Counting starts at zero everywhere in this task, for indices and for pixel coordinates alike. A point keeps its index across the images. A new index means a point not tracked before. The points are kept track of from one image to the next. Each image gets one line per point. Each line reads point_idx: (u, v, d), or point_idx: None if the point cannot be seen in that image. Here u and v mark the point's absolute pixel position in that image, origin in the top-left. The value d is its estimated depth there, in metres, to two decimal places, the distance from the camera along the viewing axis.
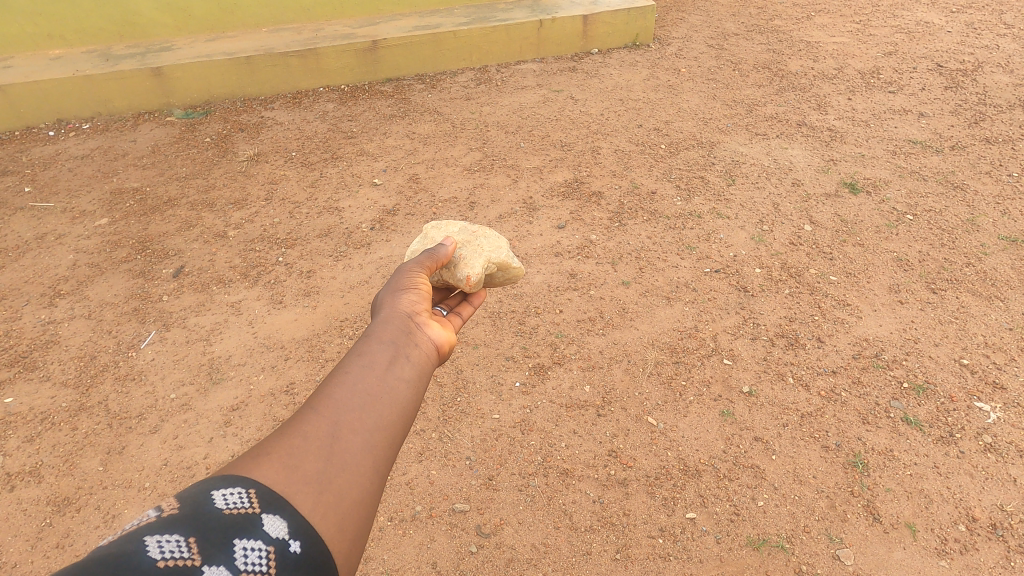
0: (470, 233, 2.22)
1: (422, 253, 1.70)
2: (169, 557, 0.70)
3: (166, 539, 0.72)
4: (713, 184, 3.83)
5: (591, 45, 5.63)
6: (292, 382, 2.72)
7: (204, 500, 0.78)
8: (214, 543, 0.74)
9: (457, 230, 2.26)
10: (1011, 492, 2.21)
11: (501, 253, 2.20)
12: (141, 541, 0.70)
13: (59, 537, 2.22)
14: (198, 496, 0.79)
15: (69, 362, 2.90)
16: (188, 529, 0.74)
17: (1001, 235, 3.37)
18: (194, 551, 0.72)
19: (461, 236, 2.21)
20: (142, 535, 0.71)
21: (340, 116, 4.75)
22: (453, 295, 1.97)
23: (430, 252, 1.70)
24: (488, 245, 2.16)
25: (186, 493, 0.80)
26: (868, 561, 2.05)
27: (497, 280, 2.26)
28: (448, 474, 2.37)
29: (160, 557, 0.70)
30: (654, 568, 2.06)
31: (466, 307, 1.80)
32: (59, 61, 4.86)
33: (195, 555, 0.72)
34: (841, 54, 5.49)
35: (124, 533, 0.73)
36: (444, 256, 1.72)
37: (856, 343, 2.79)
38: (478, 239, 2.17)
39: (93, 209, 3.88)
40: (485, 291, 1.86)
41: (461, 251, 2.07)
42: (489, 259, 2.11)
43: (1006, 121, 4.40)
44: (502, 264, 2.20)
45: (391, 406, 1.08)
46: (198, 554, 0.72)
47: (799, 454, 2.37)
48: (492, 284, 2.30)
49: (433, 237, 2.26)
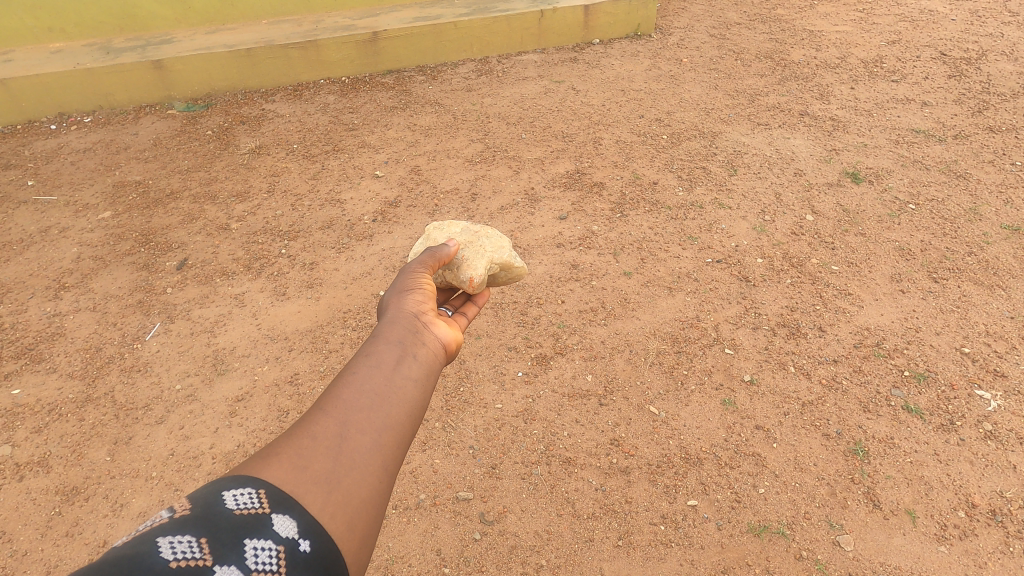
0: (473, 234, 2.25)
1: (427, 252, 1.72)
2: (181, 557, 0.72)
3: (178, 539, 0.74)
4: (715, 174, 3.83)
5: (592, 36, 5.59)
6: (296, 373, 2.75)
7: (215, 501, 0.80)
8: (224, 544, 0.76)
9: (459, 230, 2.28)
10: (1010, 479, 2.24)
11: (504, 253, 2.22)
12: (154, 542, 0.72)
13: (69, 525, 2.25)
14: (208, 497, 0.81)
15: (75, 354, 2.93)
16: (199, 530, 0.76)
17: (1003, 225, 3.36)
18: (206, 552, 0.74)
19: (464, 237, 2.23)
20: (155, 536, 0.73)
21: (341, 108, 4.74)
22: (456, 295, 1.99)
23: (435, 252, 1.72)
24: (490, 245, 2.18)
25: (197, 494, 0.82)
26: (867, 547, 2.07)
27: (499, 280, 2.27)
28: (451, 463, 2.40)
29: (172, 558, 0.71)
30: (656, 554, 2.09)
31: (470, 307, 1.83)
32: (59, 55, 4.84)
33: (206, 555, 0.74)
34: (844, 42, 5.45)
35: (138, 534, 0.75)
36: (448, 255, 1.73)
37: (857, 332, 2.81)
38: (481, 240, 2.19)
39: (95, 202, 3.90)
40: (489, 292, 1.88)
41: (464, 253, 2.08)
42: (491, 259, 2.13)
43: (1010, 110, 4.37)
44: (504, 264, 2.21)
45: (399, 405, 1.10)
46: (209, 554, 0.74)
47: (799, 442, 2.39)
48: (495, 284, 2.31)
49: (435, 237, 2.28)
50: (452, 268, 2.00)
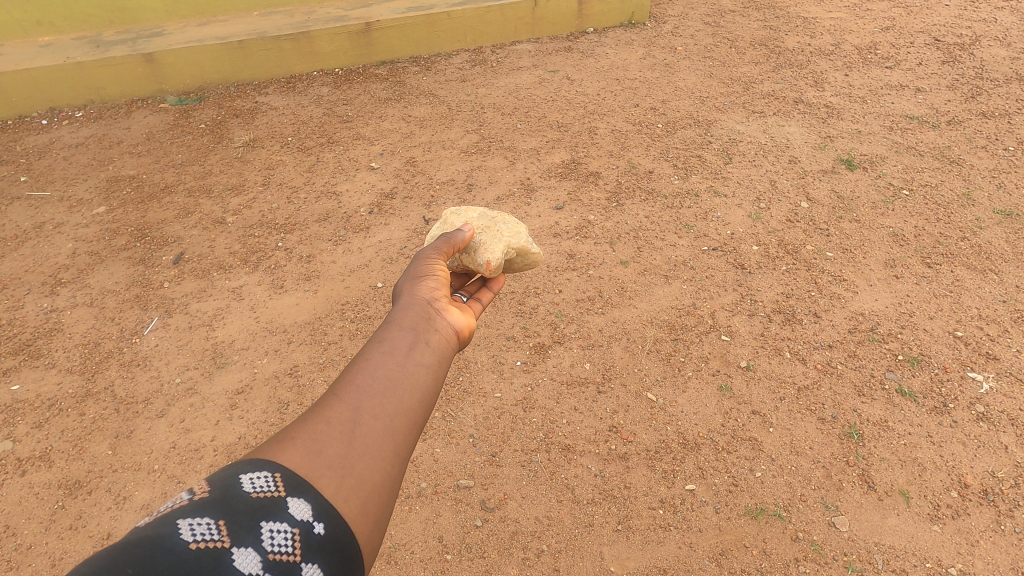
0: (490, 219, 2.26)
1: (441, 238, 1.73)
2: (200, 538, 0.74)
3: (198, 521, 0.76)
4: (710, 162, 3.83)
5: (587, 25, 5.56)
6: (295, 365, 2.77)
7: (233, 484, 0.83)
8: (242, 526, 0.78)
9: (477, 216, 2.29)
10: (1002, 459, 2.28)
11: (520, 239, 2.22)
12: (175, 524, 0.75)
13: (73, 519, 2.28)
14: (226, 481, 0.83)
15: (74, 349, 2.93)
16: (218, 512, 0.78)
17: (996, 210, 3.39)
18: (224, 534, 0.76)
19: (481, 222, 2.24)
20: (176, 518, 0.76)
21: (335, 99, 4.72)
22: (472, 280, 2.01)
23: (448, 239, 1.72)
24: (507, 231, 2.18)
25: (216, 477, 0.84)
26: (862, 527, 2.12)
27: (516, 266, 2.29)
28: (451, 452, 2.43)
29: (192, 539, 0.74)
30: (655, 537, 2.14)
31: (484, 293, 1.82)
32: (49, 49, 4.78)
33: (224, 537, 0.76)
34: (839, 29, 5.44)
35: (160, 515, 0.77)
36: (461, 242, 1.74)
37: (852, 317, 2.83)
38: (498, 226, 2.20)
39: (90, 197, 3.88)
40: (504, 276, 1.87)
41: (481, 237, 2.09)
42: (509, 244, 2.14)
43: (1003, 95, 4.38)
44: (521, 249, 2.22)
45: (411, 391, 1.11)
46: (227, 535, 0.76)
47: (796, 426, 2.43)
48: (511, 271, 2.33)
49: (453, 222, 2.29)
50: (469, 252, 2.02)
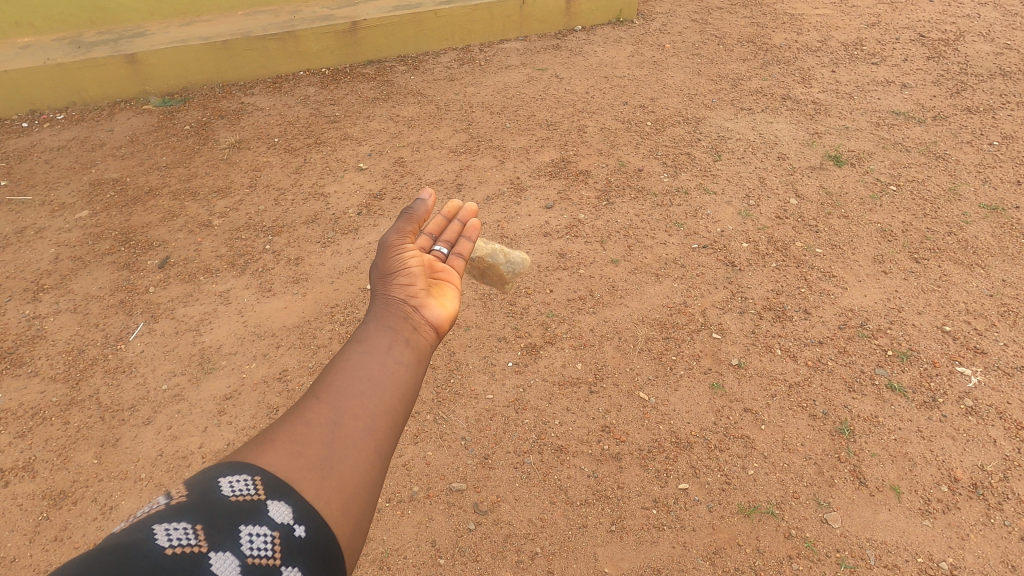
0: None
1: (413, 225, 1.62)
2: (177, 543, 0.72)
3: (174, 526, 0.74)
4: (699, 160, 3.84)
5: (575, 22, 5.57)
6: (284, 369, 2.73)
7: (210, 487, 0.80)
8: (220, 529, 0.76)
9: None
10: (991, 453, 2.29)
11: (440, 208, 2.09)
12: (151, 529, 0.72)
13: (57, 530, 2.23)
14: (204, 485, 0.81)
15: (57, 356, 2.87)
16: (195, 516, 0.76)
17: (981, 204, 3.42)
18: (201, 538, 0.74)
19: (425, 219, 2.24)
20: (152, 523, 0.74)
21: (322, 100, 4.68)
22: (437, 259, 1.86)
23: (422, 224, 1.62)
24: None
25: (193, 482, 0.82)
26: (855, 523, 2.12)
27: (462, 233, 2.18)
28: (443, 455, 2.40)
29: (168, 544, 0.72)
30: (648, 537, 2.12)
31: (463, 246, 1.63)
32: (28, 50, 4.70)
33: (201, 541, 0.74)
34: (824, 25, 5.48)
35: (134, 522, 0.75)
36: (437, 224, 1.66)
37: (841, 313, 2.84)
38: None
39: (73, 202, 3.82)
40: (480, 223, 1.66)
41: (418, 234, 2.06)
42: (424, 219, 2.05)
43: (987, 90, 4.43)
44: None
45: (392, 390, 1.09)
46: (205, 540, 0.74)
47: (787, 423, 2.43)
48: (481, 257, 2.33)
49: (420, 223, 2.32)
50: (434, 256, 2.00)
